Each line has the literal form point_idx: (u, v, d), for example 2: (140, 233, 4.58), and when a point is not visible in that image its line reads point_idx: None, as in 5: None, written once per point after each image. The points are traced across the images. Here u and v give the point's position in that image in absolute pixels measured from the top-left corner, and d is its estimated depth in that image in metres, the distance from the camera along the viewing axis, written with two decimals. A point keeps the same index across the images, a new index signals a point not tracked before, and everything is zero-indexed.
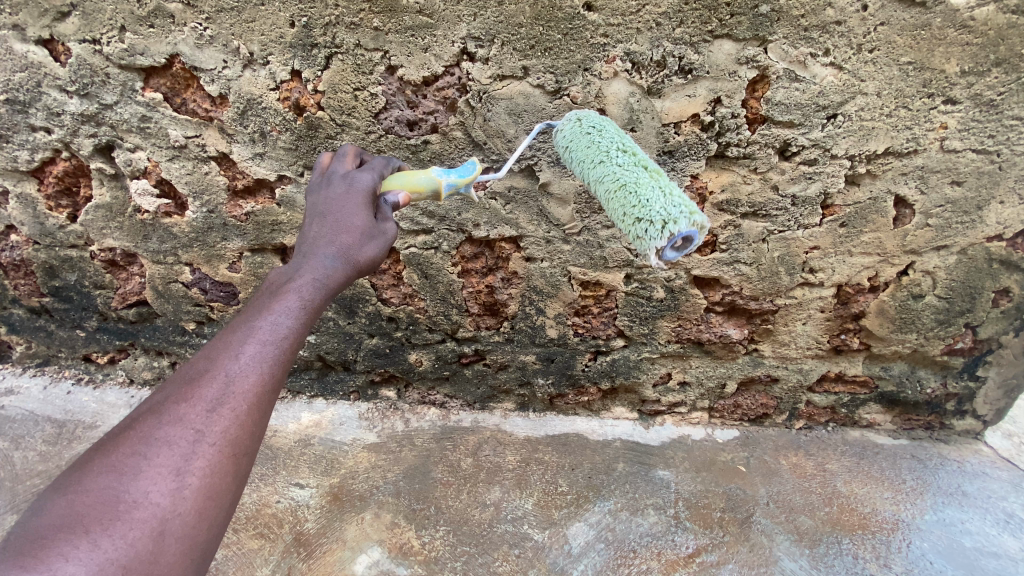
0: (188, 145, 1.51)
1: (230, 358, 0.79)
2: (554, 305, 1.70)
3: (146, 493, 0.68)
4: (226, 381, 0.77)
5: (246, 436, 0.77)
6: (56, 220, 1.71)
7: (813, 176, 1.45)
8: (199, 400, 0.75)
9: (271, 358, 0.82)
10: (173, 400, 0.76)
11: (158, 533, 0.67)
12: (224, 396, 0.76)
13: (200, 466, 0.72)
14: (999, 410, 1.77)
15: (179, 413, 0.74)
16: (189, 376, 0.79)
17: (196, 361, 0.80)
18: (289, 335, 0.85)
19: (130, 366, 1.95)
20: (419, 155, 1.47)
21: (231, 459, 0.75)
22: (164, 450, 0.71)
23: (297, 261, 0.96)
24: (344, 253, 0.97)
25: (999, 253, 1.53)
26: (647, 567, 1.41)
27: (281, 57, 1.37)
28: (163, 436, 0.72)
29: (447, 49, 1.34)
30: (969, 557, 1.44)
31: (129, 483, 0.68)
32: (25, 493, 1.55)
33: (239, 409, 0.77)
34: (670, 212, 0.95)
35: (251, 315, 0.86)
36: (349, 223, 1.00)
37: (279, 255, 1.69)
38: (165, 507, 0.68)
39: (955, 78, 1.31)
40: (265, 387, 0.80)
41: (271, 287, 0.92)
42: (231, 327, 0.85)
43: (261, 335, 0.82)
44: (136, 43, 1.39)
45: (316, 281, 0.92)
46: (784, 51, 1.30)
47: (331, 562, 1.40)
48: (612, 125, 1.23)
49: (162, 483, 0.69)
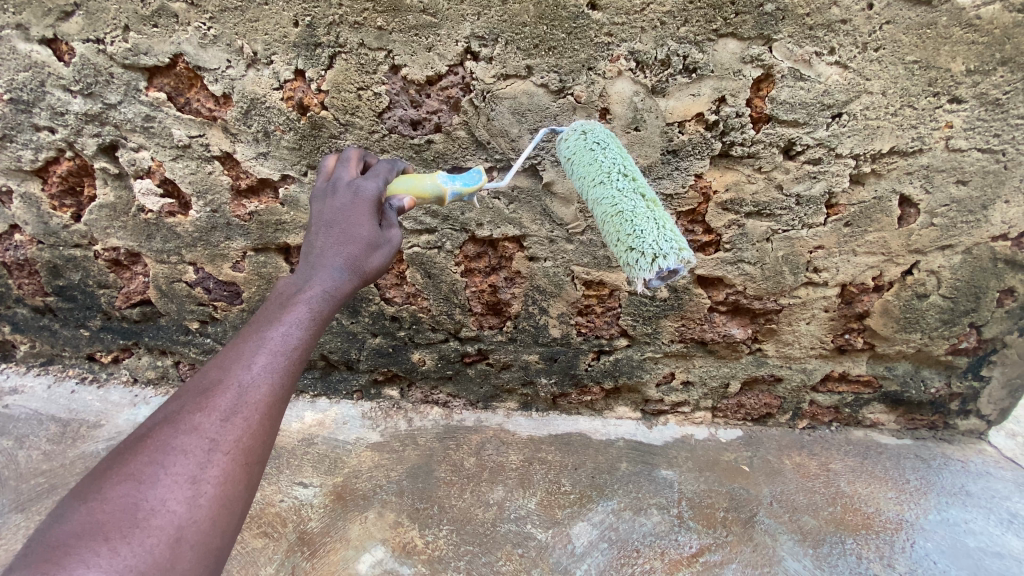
0: (192, 144, 1.51)
1: (243, 367, 0.80)
2: (557, 304, 1.70)
3: (163, 501, 0.68)
4: (239, 391, 0.78)
5: (258, 445, 0.78)
6: (59, 219, 1.71)
7: (817, 175, 1.44)
8: (214, 409, 0.76)
9: (283, 368, 0.82)
10: (187, 410, 0.76)
11: (175, 540, 0.68)
12: (238, 405, 0.77)
13: (215, 474, 0.72)
14: (1003, 410, 1.77)
15: (196, 422, 0.74)
16: (202, 386, 0.78)
17: (209, 370, 0.80)
18: (300, 345, 0.86)
19: (133, 365, 1.95)
20: (422, 154, 1.47)
21: (245, 467, 0.76)
22: (180, 459, 0.71)
23: (307, 269, 0.96)
24: (352, 262, 0.97)
25: (1004, 253, 1.53)
26: (650, 566, 1.41)
27: (285, 56, 1.37)
28: (178, 444, 0.72)
29: (451, 48, 1.34)
30: (973, 557, 1.43)
31: (148, 491, 0.69)
32: (29, 492, 1.55)
33: (252, 419, 0.77)
34: (661, 247, 0.96)
35: (261, 325, 0.86)
36: (358, 231, 1.00)
37: (282, 255, 1.69)
38: (181, 514, 0.69)
39: (961, 77, 1.30)
40: (277, 397, 0.81)
41: (281, 296, 0.92)
42: (241, 337, 0.85)
43: (272, 345, 0.83)
44: (140, 42, 1.39)
45: (325, 291, 0.92)
46: (789, 49, 1.29)
47: (335, 561, 1.40)
48: (616, 142, 1.22)
49: (178, 491, 0.69)
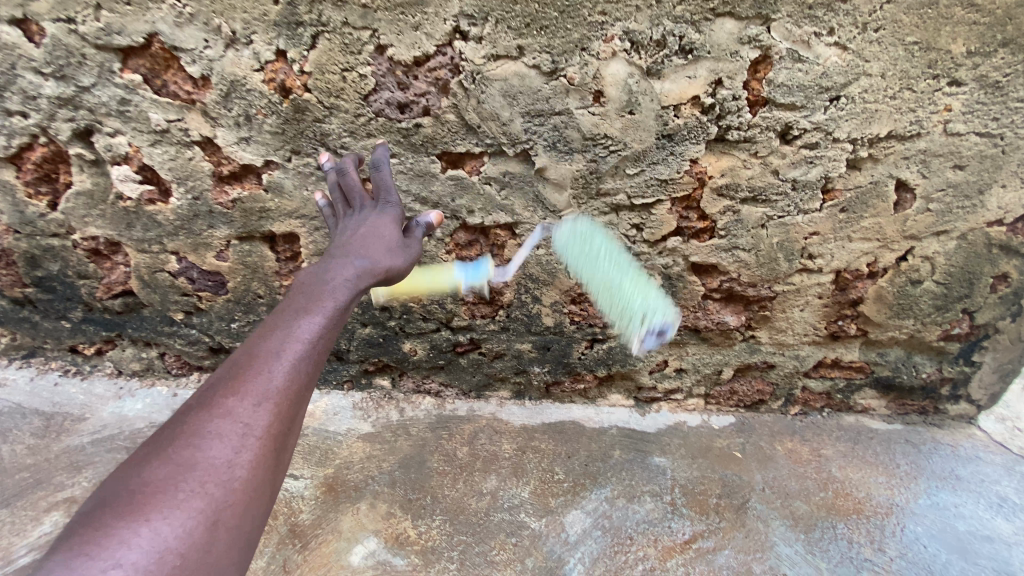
0: (170, 129, 1.45)
1: (274, 352, 0.78)
2: (550, 293, 1.68)
3: (201, 485, 0.66)
4: (272, 375, 0.76)
5: (290, 431, 0.76)
6: (35, 208, 1.64)
7: (814, 160, 1.42)
8: (248, 392, 0.74)
9: (314, 353, 0.81)
10: (219, 393, 0.74)
11: (212, 524, 0.65)
12: (270, 389, 0.75)
13: (250, 459, 0.70)
14: (993, 394, 1.78)
15: (228, 406, 0.72)
16: (232, 370, 0.76)
17: (239, 356, 0.79)
18: (327, 330, 0.84)
19: (118, 356, 1.91)
20: (411, 139, 1.43)
21: (278, 453, 0.74)
22: (215, 442, 0.69)
23: (331, 259, 0.95)
24: (378, 254, 0.98)
25: (999, 238, 1.52)
26: (644, 553, 1.41)
27: (265, 36, 1.31)
28: (213, 428, 0.70)
29: (439, 27, 1.29)
30: (963, 540, 1.45)
31: (185, 474, 0.66)
32: (13, 487, 1.51)
33: (285, 403, 0.76)
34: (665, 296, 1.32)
35: (290, 311, 0.84)
36: (385, 235, 1.03)
37: (267, 243, 1.65)
38: (218, 499, 0.66)
39: (961, 59, 1.28)
40: (307, 382, 0.79)
41: (308, 284, 0.91)
42: (269, 324, 0.83)
43: (303, 330, 0.81)
44: (113, 21, 1.32)
45: (352, 279, 0.91)
46: (788, 29, 1.26)
47: (327, 554, 1.38)
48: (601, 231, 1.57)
49: (214, 475, 0.67)
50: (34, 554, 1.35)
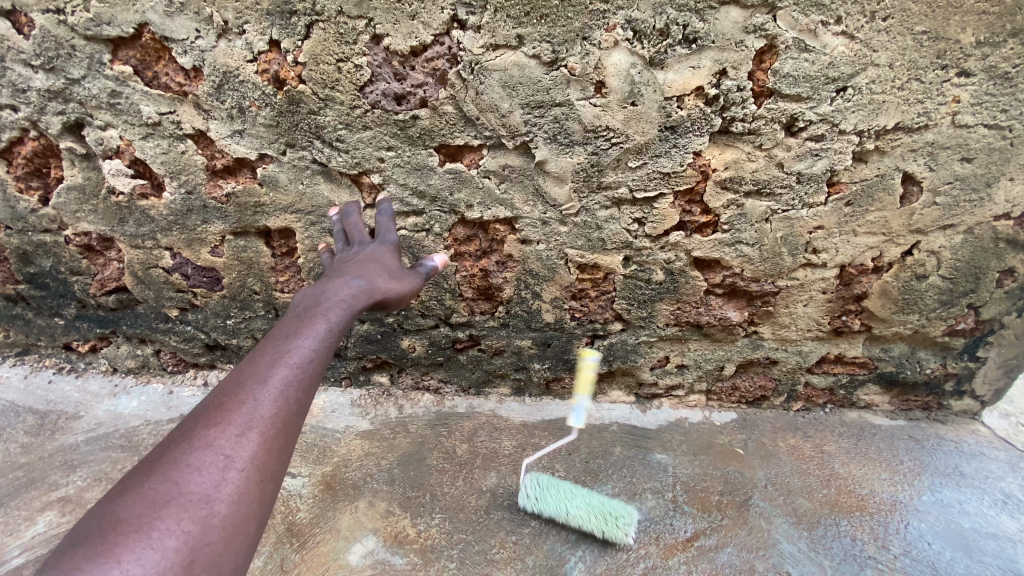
0: (162, 121, 1.42)
1: (257, 385, 0.83)
2: (550, 288, 1.65)
3: (178, 521, 0.70)
4: (254, 407, 0.81)
5: (272, 462, 0.79)
6: (27, 203, 1.62)
7: (819, 152, 1.39)
8: (230, 425, 0.78)
9: (297, 384, 0.86)
10: (202, 427, 0.78)
11: (188, 560, 0.68)
12: (252, 421, 0.80)
13: (230, 492, 0.74)
14: (998, 390, 1.76)
15: (209, 440, 0.77)
16: (217, 404, 0.82)
17: (224, 389, 0.84)
18: (313, 361, 0.90)
19: (112, 354, 1.88)
20: (408, 131, 1.40)
21: (259, 485, 0.77)
22: (195, 475, 0.73)
23: (319, 292, 1.01)
24: (371, 282, 1.04)
25: (1006, 232, 1.49)
26: (646, 552, 1.38)
27: (258, 25, 1.28)
28: (194, 462, 0.75)
29: (436, 16, 1.26)
30: (967, 538, 1.43)
31: (162, 510, 0.70)
32: (6, 487, 1.49)
33: (267, 435, 0.80)
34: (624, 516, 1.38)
35: (276, 344, 0.90)
36: (383, 263, 1.10)
37: (263, 238, 1.62)
38: (195, 535, 0.69)
39: (971, 49, 1.25)
40: (290, 414, 0.84)
41: (295, 318, 0.97)
42: (255, 357, 0.89)
43: (286, 363, 0.87)
44: (102, 11, 1.29)
45: (339, 311, 0.98)
46: (795, 18, 1.23)
47: (325, 553, 1.36)
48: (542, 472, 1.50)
49: (192, 509, 0.71)
50: (27, 554, 1.33)
